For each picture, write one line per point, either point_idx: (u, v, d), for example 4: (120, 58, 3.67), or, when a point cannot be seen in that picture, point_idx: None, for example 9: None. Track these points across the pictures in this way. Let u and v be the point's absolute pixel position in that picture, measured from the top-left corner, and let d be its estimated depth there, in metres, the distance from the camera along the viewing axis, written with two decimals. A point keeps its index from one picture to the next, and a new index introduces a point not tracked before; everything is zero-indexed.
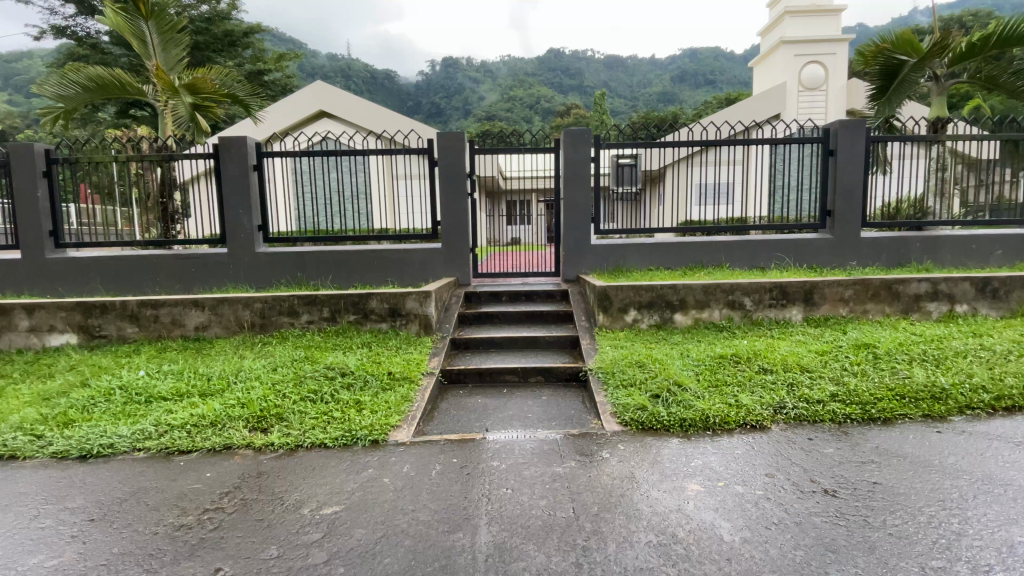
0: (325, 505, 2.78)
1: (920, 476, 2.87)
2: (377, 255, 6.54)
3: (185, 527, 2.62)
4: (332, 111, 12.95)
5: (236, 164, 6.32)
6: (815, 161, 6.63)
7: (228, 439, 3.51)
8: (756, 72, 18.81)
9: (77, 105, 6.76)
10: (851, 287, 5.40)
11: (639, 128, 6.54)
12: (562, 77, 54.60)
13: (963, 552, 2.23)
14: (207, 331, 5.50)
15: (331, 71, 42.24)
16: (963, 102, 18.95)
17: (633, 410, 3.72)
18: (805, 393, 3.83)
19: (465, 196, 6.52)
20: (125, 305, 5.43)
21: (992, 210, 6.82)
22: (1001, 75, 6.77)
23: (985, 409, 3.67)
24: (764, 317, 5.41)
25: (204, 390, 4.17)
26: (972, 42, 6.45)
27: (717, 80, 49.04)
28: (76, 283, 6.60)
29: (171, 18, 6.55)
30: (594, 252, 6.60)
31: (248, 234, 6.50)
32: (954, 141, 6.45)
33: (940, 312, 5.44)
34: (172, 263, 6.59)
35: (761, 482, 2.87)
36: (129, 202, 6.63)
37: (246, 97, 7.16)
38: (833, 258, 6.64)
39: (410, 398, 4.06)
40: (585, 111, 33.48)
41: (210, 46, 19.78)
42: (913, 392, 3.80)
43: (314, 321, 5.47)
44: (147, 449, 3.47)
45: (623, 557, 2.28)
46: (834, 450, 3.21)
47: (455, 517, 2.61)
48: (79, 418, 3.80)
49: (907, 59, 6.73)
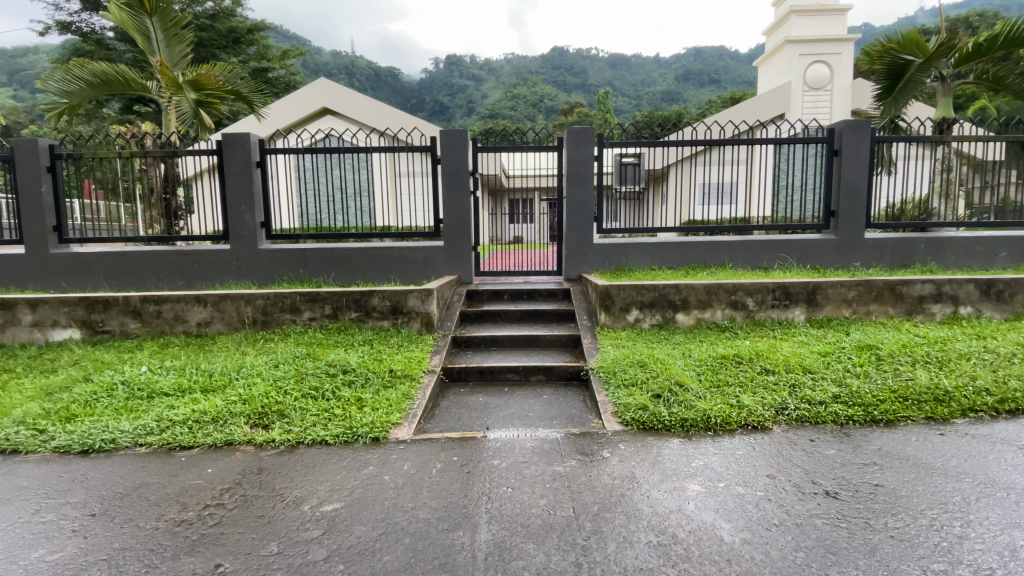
0: (325, 502, 2.78)
1: (923, 479, 2.86)
2: (378, 253, 6.53)
3: (186, 522, 2.63)
4: (334, 108, 12.92)
5: (239, 161, 6.33)
6: (819, 161, 6.58)
7: (229, 436, 3.51)
8: (762, 73, 18.73)
9: (81, 100, 6.76)
10: (854, 288, 5.38)
11: (642, 126, 6.42)
12: (566, 77, 54.49)
13: (964, 556, 2.22)
14: (209, 327, 5.51)
15: (334, 68, 42.11)
16: (968, 102, 18.92)
17: (633, 410, 3.71)
18: (806, 393, 3.82)
19: (467, 195, 6.49)
20: (128, 301, 5.45)
21: (997, 211, 6.78)
22: (1008, 76, 6.67)
23: (988, 411, 3.65)
24: (766, 317, 5.39)
25: (205, 386, 4.17)
26: (978, 42, 6.39)
27: (722, 79, 48.88)
28: (78, 278, 6.62)
29: (175, 14, 6.51)
30: (596, 251, 6.59)
31: (251, 231, 6.50)
32: (960, 141, 6.41)
33: (944, 314, 5.42)
34: (174, 259, 6.60)
35: (762, 483, 2.86)
36: (132, 198, 6.62)
37: (250, 93, 7.10)
38: (836, 259, 6.62)
39: (410, 396, 4.05)
40: (587, 111, 33.38)
41: (216, 43, 19.84)
42: (916, 394, 3.78)
43: (316, 318, 5.48)
44: (148, 444, 3.48)
45: (623, 556, 2.28)
46: (836, 451, 3.20)
47: (455, 515, 2.61)
48: (81, 413, 3.81)
49: (912, 59, 6.69)
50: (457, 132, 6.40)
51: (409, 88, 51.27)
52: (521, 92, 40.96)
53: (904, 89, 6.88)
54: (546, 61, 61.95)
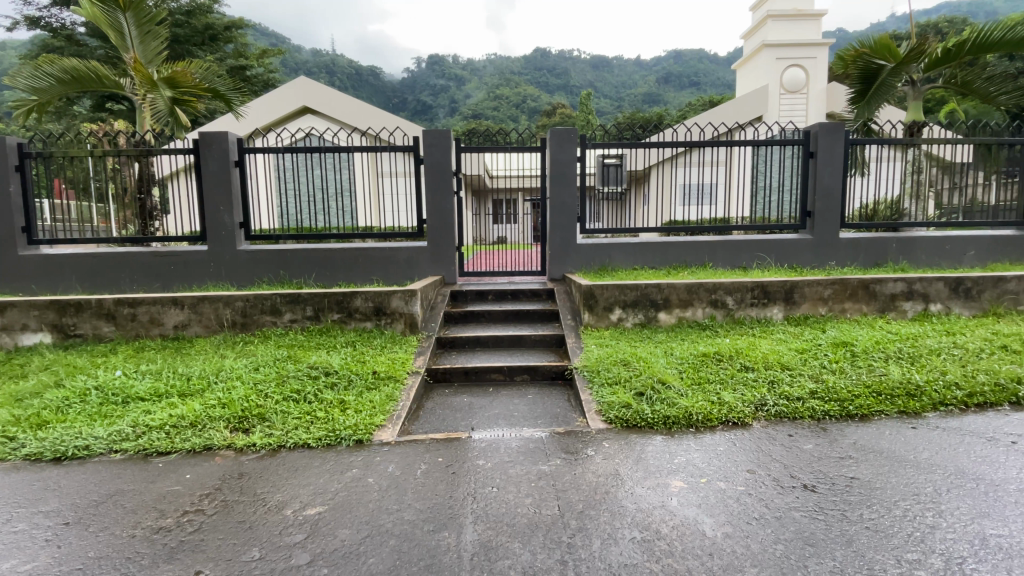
0: (308, 505, 2.75)
1: (896, 471, 2.95)
2: (360, 254, 6.47)
3: (164, 530, 2.58)
4: (315, 108, 12.81)
5: (217, 160, 6.21)
6: (796, 162, 6.71)
7: (208, 440, 3.45)
8: (740, 76, 19.09)
9: (51, 97, 6.56)
10: (830, 286, 5.51)
11: (625, 127, 6.56)
12: (548, 78, 54.64)
13: (937, 545, 2.29)
14: (187, 330, 5.40)
15: (313, 67, 41.74)
16: (938, 105, 19.60)
17: (617, 408, 3.75)
18: (784, 389, 3.90)
19: (450, 195, 6.48)
20: (101, 304, 5.31)
21: (965, 211, 7.02)
22: (976, 81, 6.96)
23: (957, 405, 3.77)
24: (745, 315, 5.49)
25: (183, 390, 4.10)
26: (947, 47, 6.58)
27: (702, 82, 49.70)
28: (49, 281, 6.43)
29: (150, 9, 6.36)
30: (580, 251, 6.62)
31: (229, 231, 6.39)
32: (930, 144, 6.62)
33: (915, 311, 5.58)
34: (149, 260, 6.44)
35: (743, 478, 2.92)
36: (105, 198, 6.46)
37: (228, 92, 6.97)
38: (813, 259, 6.76)
39: (394, 397, 4.03)
40: (569, 111, 33.52)
41: (191, 40, 19.48)
42: (889, 389, 3.89)
43: (297, 320, 5.40)
44: (123, 451, 3.40)
45: (607, 553, 2.30)
46: (813, 445, 3.28)
47: (440, 516, 2.61)
48: (53, 419, 3.71)
49: (884, 64, 6.84)
50: (441, 132, 6.37)
51: (391, 87, 51.02)
52: (504, 92, 40.88)
53: (877, 92, 7.02)
54: (528, 62, 62.04)
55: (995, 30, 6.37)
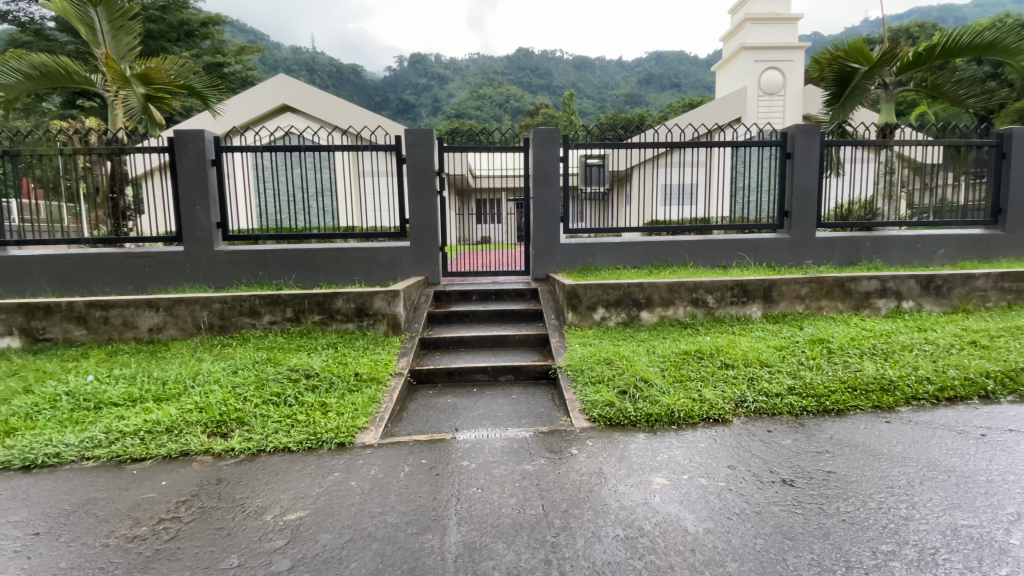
0: (289, 510, 2.71)
1: (871, 464, 3.02)
2: (341, 254, 6.40)
3: (139, 538, 2.51)
4: (295, 106, 12.64)
5: (193, 159, 6.08)
6: (773, 163, 6.83)
7: (185, 446, 3.37)
8: (719, 77, 19.43)
9: (19, 94, 6.34)
10: (807, 285, 5.62)
11: (607, 128, 6.64)
12: (529, 78, 54.76)
13: (910, 536, 2.35)
14: (162, 333, 5.27)
15: (291, 65, 41.21)
16: (910, 108, 20.19)
17: (601, 406, 3.78)
18: (763, 386, 3.97)
19: (432, 195, 6.44)
20: (72, 306, 5.16)
21: (935, 211, 7.23)
22: (945, 84, 7.20)
23: (928, 400, 3.88)
24: (725, 314, 5.58)
25: (158, 394, 3.99)
26: (918, 52, 6.77)
27: (682, 83, 50.31)
28: (17, 283, 6.23)
29: (121, 4, 6.20)
30: (562, 251, 6.65)
31: (205, 232, 6.25)
32: (901, 146, 6.85)
33: (888, 308, 5.73)
34: (121, 262, 6.27)
35: (724, 473, 2.96)
36: (76, 198, 6.29)
37: (205, 89, 6.83)
38: (790, 258, 6.89)
39: (377, 399, 3.99)
40: (552, 111, 33.64)
41: (166, 36, 19.08)
42: (864, 384, 3.99)
43: (277, 322, 5.32)
44: (96, 458, 3.30)
45: (591, 551, 2.31)
46: (792, 441, 3.35)
47: (423, 518, 2.59)
48: (22, 426, 3.59)
49: (858, 67, 7.02)
50: (423, 131, 6.33)
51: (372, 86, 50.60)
52: (486, 92, 40.81)
53: (851, 95, 7.20)
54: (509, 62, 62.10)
55: (963, 35, 6.58)
